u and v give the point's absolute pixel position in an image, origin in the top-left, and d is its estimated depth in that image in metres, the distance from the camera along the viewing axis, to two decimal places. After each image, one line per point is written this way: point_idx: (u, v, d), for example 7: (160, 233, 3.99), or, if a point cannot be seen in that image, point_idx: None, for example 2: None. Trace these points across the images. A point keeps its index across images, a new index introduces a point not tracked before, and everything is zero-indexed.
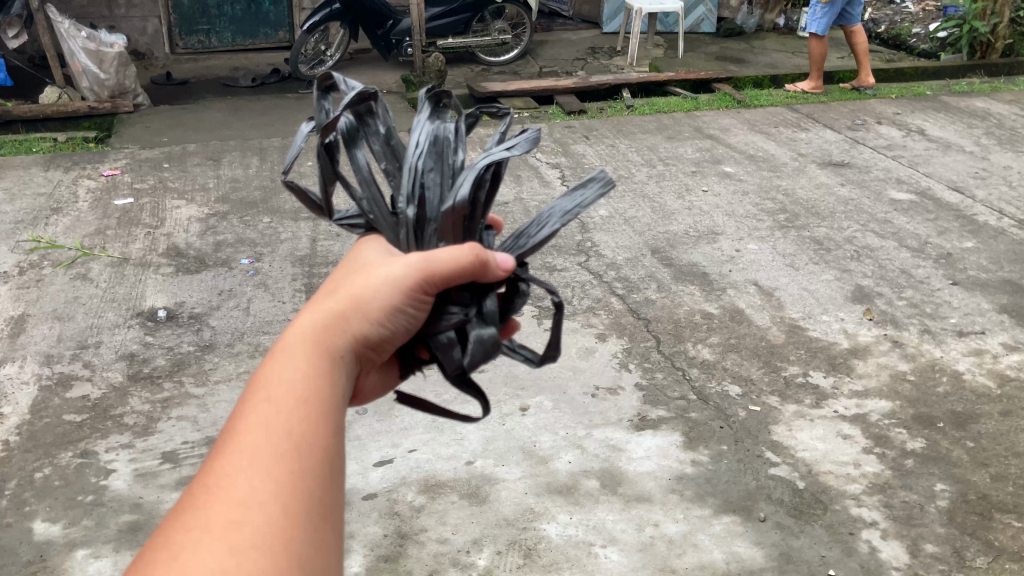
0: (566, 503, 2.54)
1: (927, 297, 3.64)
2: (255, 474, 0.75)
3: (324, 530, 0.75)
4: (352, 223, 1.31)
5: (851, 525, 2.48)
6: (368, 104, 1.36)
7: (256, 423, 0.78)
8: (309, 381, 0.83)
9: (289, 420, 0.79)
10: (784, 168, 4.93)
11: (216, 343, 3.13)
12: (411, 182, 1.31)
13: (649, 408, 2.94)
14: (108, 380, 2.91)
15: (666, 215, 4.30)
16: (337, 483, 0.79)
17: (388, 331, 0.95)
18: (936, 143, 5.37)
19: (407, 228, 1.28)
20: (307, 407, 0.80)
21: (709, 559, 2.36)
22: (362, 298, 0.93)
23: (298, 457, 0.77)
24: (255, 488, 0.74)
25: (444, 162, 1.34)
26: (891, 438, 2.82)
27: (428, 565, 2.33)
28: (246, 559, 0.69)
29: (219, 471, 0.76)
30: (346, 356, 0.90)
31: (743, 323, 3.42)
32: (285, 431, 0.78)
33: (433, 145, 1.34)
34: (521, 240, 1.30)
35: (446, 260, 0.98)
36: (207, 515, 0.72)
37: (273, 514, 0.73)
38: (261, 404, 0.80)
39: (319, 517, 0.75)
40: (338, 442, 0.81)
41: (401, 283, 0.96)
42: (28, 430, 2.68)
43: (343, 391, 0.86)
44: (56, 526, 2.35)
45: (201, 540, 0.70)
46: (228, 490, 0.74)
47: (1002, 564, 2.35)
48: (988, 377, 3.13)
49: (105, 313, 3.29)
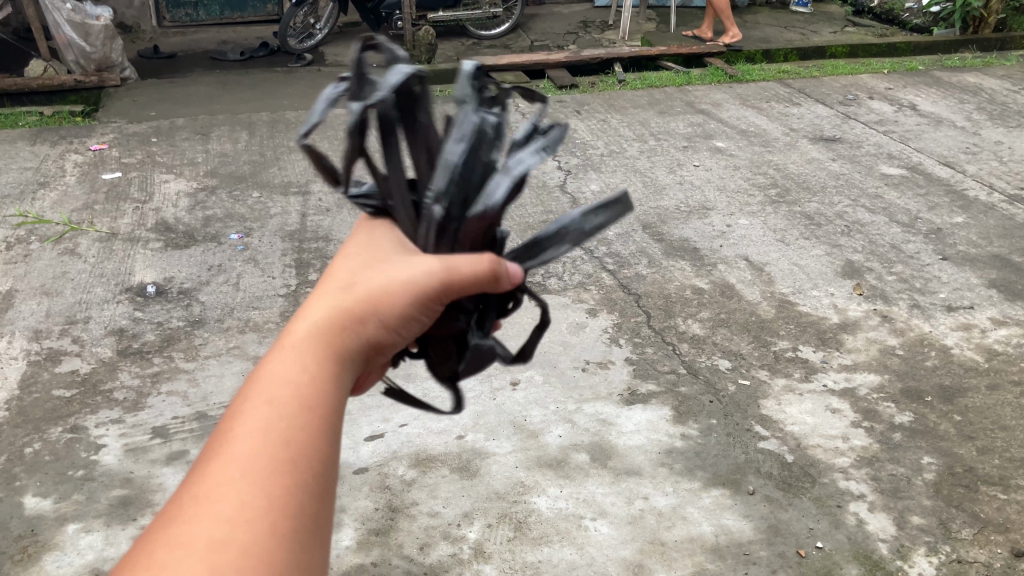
0: (556, 477, 2.55)
1: (916, 272, 3.65)
2: (244, 490, 0.71)
3: (310, 547, 0.71)
4: (365, 203, 1.15)
5: (839, 498, 2.50)
6: (414, 78, 1.16)
7: (248, 429, 0.74)
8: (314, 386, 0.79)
9: (286, 432, 0.75)
10: (775, 143, 4.92)
11: (206, 318, 3.12)
12: (447, 178, 1.10)
13: (640, 381, 2.95)
14: (98, 356, 2.91)
15: (657, 190, 4.29)
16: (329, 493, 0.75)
17: (402, 336, 0.89)
18: (927, 118, 5.36)
19: (429, 225, 1.09)
20: (303, 415, 0.76)
21: (698, 532, 2.38)
22: (382, 298, 0.87)
23: (284, 475, 0.72)
24: (227, 499, 0.70)
25: (481, 153, 1.13)
26: (879, 412, 2.85)
27: (419, 538, 2.34)
28: None
29: (208, 480, 0.72)
30: (358, 358, 0.85)
31: (733, 298, 3.43)
32: (273, 438, 0.74)
33: (477, 134, 1.12)
34: (534, 251, 1.15)
35: (467, 276, 0.90)
36: (183, 522, 0.69)
37: (256, 537, 0.69)
38: (257, 408, 0.76)
39: (308, 532, 0.72)
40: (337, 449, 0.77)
41: (417, 283, 0.89)
42: (17, 405, 2.68)
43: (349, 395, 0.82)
44: (46, 501, 2.35)
45: (183, 558, 0.67)
46: (198, 505, 0.70)
47: (988, 535, 2.38)
48: (976, 352, 3.15)
49: (94, 288, 3.28)
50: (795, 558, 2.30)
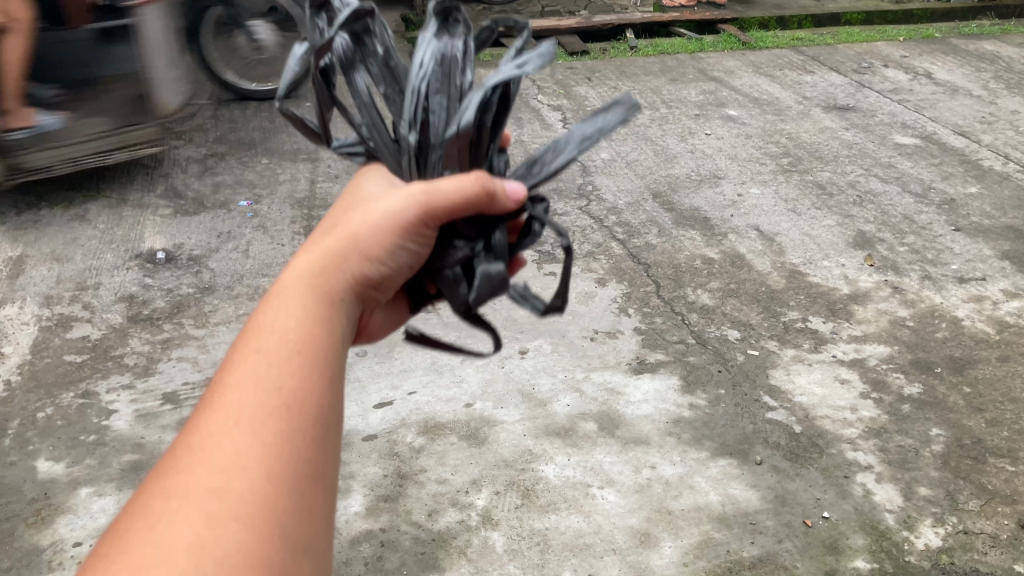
0: (564, 445, 2.56)
1: (928, 243, 3.62)
2: (240, 434, 0.78)
3: (310, 485, 0.79)
4: (352, 151, 1.32)
5: (847, 468, 2.50)
6: (363, 24, 1.28)
7: (242, 378, 0.82)
8: (302, 327, 0.87)
9: (278, 375, 0.83)
10: (788, 111, 4.87)
11: (216, 285, 3.13)
12: (414, 106, 1.23)
13: (648, 351, 2.95)
14: (109, 322, 2.92)
15: (668, 158, 4.26)
16: (327, 426, 0.83)
17: (388, 269, 0.98)
18: (943, 87, 5.30)
19: (410, 155, 1.24)
20: (291, 356, 0.84)
21: (705, 501, 2.39)
22: (359, 236, 0.96)
23: (276, 414, 0.80)
24: (224, 445, 0.78)
25: (452, 79, 1.25)
26: (889, 383, 2.84)
27: (427, 505, 2.36)
28: (229, 528, 0.73)
29: (205, 428, 0.80)
30: (346, 297, 0.94)
31: (743, 268, 3.41)
32: (263, 384, 0.82)
33: (440, 65, 1.24)
34: (535, 167, 1.21)
35: (447, 194, 0.97)
36: (183, 470, 0.77)
37: (257, 476, 0.77)
38: (251, 356, 0.84)
39: (307, 470, 0.79)
40: (330, 385, 0.85)
41: (398, 219, 0.98)
42: (29, 370, 2.70)
43: (343, 333, 0.91)
44: (59, 465, 2.38)
45: (181, 505, 0.75)
46: (197, 452, 0.78)
47: (994, 507, 2.38)
48: (987, 324, 3.13)
49: (104, 254, 3.28)
50: (802, 528, 2.31)
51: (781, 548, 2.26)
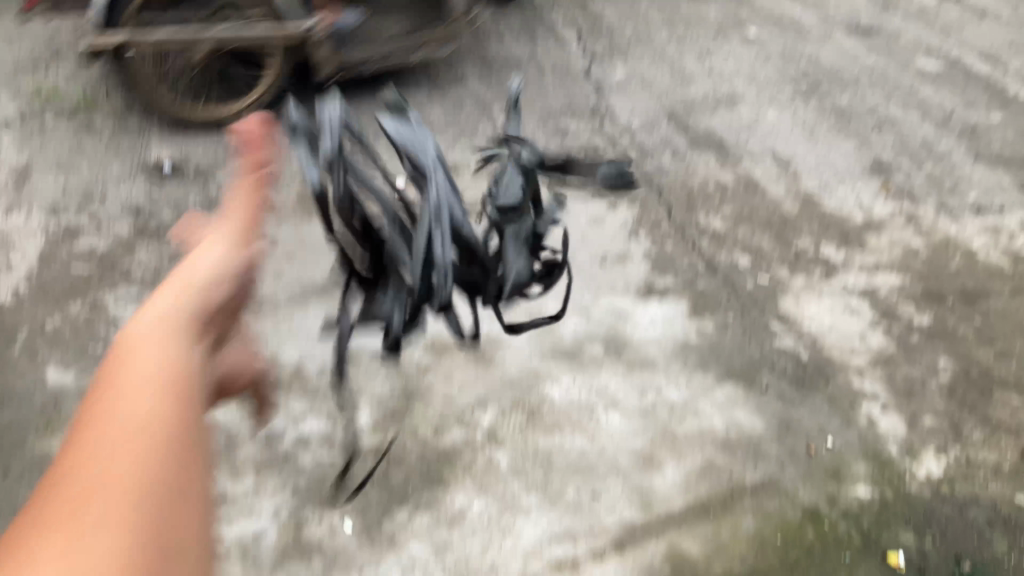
0: (570, 367, 2.56)
1: (946, 172, 3.56)
2: (129, 454, 0.85)
3: (184, 512, 0.85)
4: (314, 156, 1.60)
5: (852, 397, 2.51)
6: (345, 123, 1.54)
7: (112, 417, 0.89)
8: (159, 378, 0.97)
9: (148, 411, 0.91)
10: (809, 33, 4.74)
11: (223, 199, 3.10)
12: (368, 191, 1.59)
13: (657, 275, 2.93)
14: (114, 232, 2.91)
15: (684, 79, 4.17)
16: (202, 488, 0.90)
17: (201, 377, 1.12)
18: (971, 10, 5.13)
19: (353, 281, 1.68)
20: (153, 395, 0.94)
21: (710, 426, 2.41)
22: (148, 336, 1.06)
23: (163, 438, 0.88)
24: (116, 463, 0.83)
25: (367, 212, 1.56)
26: (899, 312, 2.82)
27: (433, 422, 2.37)
28: (139, 533, 0.78)
29: (81, 456, 0.84)
30: (195, 378, 1.04)
31: (757, 194, 3.36)
32: (133, 412, 0.90)
33: (332, 167, 1.50)
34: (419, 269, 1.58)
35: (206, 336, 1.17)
36: (69, 493, 0.80)
37: (156, 494, 0.83)
38: (114, 406, 0.91)
39: (180, 501, 0.85)
40: (194, 432, 0.93)
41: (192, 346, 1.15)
42: (36, 280, 2.71)
43: (202, 410, 1.00)
44: (68, 375, 2.40)
45: (85, 526, 0.76)
46: (88, 474, 0.82)
47: (998, 439, 2.44)
48: (1003, 256, 3.09)
49: (110, 164, 3.26)
50: (805, 456, 2.35)
51: (784, 474, 2.31)
